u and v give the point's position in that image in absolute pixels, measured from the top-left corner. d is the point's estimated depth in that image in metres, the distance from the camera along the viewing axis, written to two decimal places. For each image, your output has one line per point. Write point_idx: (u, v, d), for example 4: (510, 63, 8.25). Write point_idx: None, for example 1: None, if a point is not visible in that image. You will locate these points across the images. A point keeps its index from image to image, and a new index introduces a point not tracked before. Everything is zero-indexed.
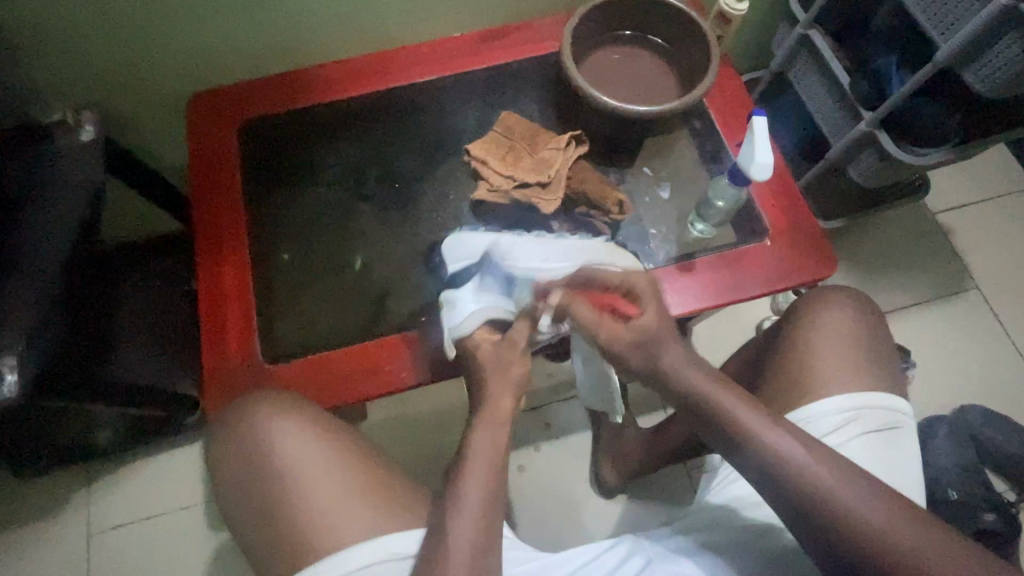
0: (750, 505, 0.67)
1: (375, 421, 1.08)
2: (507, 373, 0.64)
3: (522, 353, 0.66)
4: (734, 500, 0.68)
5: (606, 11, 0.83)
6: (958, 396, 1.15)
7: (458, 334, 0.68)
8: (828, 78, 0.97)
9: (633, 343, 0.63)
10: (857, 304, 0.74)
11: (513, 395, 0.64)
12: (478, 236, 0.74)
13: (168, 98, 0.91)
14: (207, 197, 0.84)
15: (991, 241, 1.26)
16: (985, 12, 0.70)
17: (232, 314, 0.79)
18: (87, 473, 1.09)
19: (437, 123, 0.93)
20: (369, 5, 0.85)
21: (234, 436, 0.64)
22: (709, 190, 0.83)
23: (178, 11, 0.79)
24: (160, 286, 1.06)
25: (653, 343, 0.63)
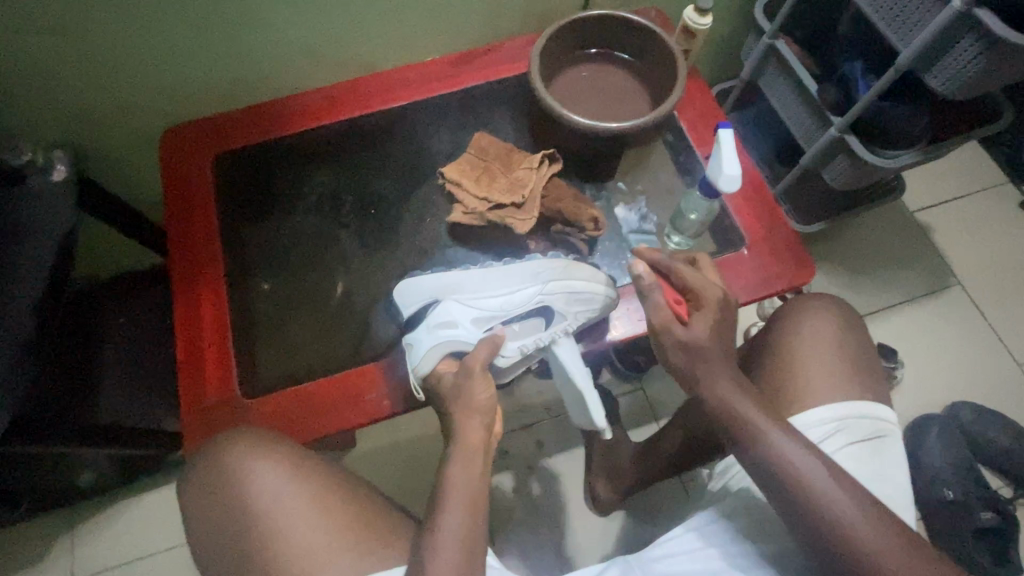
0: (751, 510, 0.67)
1: (364, 448, 1.06)
2: (474, 399, 0.62)
3: (482, 379, 0.64)
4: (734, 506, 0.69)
5: (573, 31, 0.84)
6: (949, 394, 1.15)
7: (421, 372, 0.68)
8: (797, 85, 0.98)
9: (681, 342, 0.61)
10: (835, 311, 0.73)
11: (483, 425, 0.62)
12: (424, 279, 0.75)
13: (141, 135, 0.90)
14: (183, 228, 0.84)
15: (971, 237, 1.28)
16: (939, 18, 0.71)
17: (209, 347, 0.78)
18: (71, 516, 1.07)
19: (411, 147, 0.94)
20: (336, 34, 0.85)
21: (211, 476, 0.62)
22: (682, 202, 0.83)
23: (145, 50, 0.79)
24: (140, 321, 1.04)
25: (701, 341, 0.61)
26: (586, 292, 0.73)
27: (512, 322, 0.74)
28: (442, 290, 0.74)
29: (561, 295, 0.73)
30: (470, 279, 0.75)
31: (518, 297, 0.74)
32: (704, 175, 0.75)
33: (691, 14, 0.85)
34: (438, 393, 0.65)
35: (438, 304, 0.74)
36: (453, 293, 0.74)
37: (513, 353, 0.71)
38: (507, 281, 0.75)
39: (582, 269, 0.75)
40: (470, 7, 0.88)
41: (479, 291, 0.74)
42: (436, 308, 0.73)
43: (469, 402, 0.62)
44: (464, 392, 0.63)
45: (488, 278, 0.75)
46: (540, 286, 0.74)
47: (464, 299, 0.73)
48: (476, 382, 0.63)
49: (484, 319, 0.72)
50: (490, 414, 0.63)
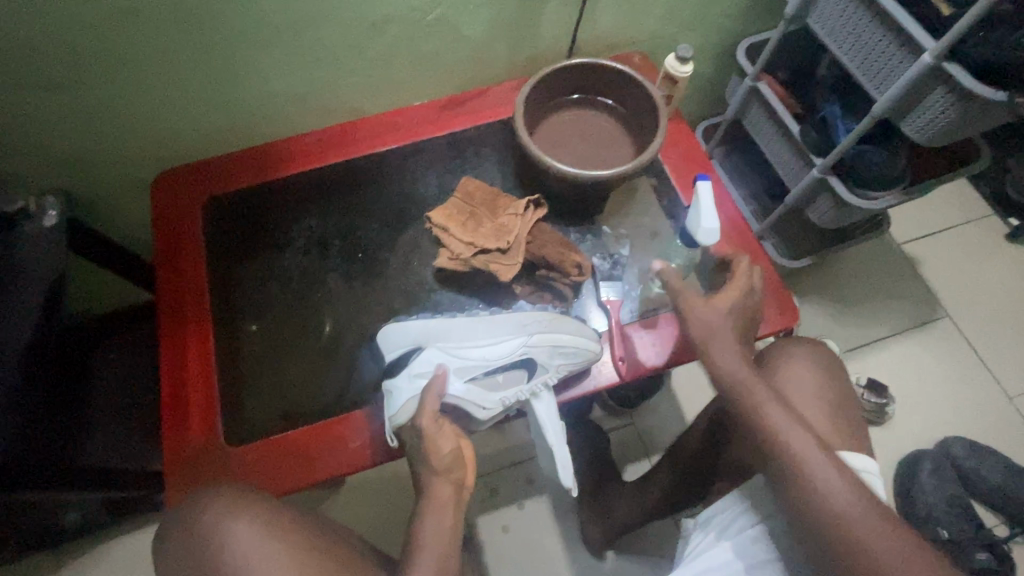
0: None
1: (352, 487, 1.05)
2: (441, 452, 0.62)
3: (447, 433, 0.64)
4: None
5: (557, 79, 0.86)
6: (940, 428, 1.15)
7: (398, 423, 0.67)
8: (779, 126, 1.00)
9: None
10: (816, 356, 0.74)
11: (451, 479, 0.62)
12: (409, 325, 0.74)
13: (132, 180, 0.92)
14: (171, 272, 0.84)
15: (958, 269, 1.29)
16: (911, 70, 0.73)
17: (193, 393, 0.77)
18: (55, 559, 1.05)
19: (399, 190, 0.95)
20: (325, 83, 0.87)
21: (179, 533, 0.60)
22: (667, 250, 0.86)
23: (137, 102, 0.80)
24: (129, 360, 1.04)
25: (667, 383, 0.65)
26: (571, 347, 0.73)
27: (495, 372, 0.73)
28: (426, 336, 0.74)
29: (546, 348, 0.72)
30: (455, 327, 0.74)
31: (503, 347, 0.73)
32: (684, 225, 0.77)
33: (672, 62, 0.87)
34: (408, 446, 0.65)
35: (421, 352, 0.73)
36: (438, 341, 0.74)
37: (492, 406, 0.71)
38: (493, 332, 0.74)
39: (569, 323, 0.74)
40: (456, 56, 0.90)
41: (463, 341, 0.73)
42: (420, 356, 0.72)
43: (435, 456, 0.62)
44: (429, 449, 0.62)
45: (474, 328, 0.74)
46: (526, 339, 0.73)
47: (448, 349, 0.73)
48: (442, 435, 0.63)
49: (467, 369, 0.72)
50: (458, 466, 0.63)
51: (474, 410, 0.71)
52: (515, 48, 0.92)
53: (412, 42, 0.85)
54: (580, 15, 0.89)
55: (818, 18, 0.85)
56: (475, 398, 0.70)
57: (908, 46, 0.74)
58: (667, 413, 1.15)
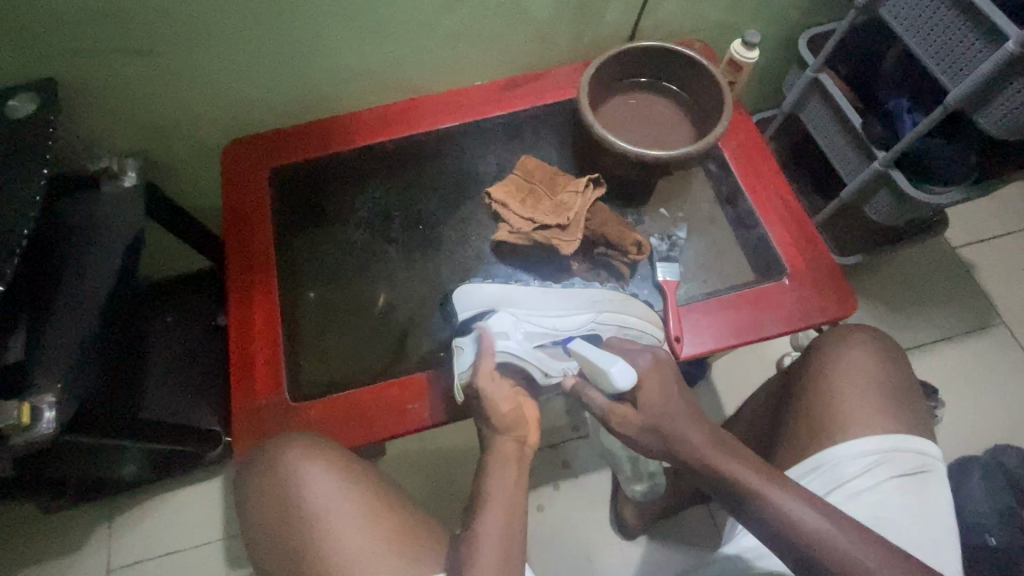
0: (760, 555, 0.67)
1: (394, 457, 1.08)
2: (500, 412, 0.64)
3: (503, 392, 0.65)
4: (746, 551, 0.69)
5: (622, 61, 0.87)
6: (991, 436, 1.12)
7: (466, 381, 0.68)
8: (840, 117, 0.98)
9: (644, 426, 0.63)
10: (877, 344, 0.73)
11: (513, 437, 0.64)
12: (485, 288, 0.76)
13: (206, 146, 0.96)
14: (242, 237, 0.89)
15: (1015, 276, 1.25)
16: (991, 60, 0.72)
17: (260, 351, 0.82)
18: (110, 507, 1.10)
19: (458, 167, 0.97)
20: (394, 59, 0.90)
21: (263, 471, 0.65)
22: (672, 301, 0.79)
23: (219, 70, 0.84)
24: (191, 322, 1.09)
25: (661, 439, 0.62)
26: (636, 328, 0.75)
27: (561, 343, 0.75)
28: (502, 303, 0.75)
29: (612, 326, 0.76)
30: (527, 295, 0.77)
31: (571, 320, 0.76)
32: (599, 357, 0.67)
33: (738, 48, 0.87)
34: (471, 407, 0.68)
35: (495, 314, 0.74)
36: (510, 306, 0.76)
37: (556, 374, 0.71)
38: (561, 304, 0.77)
39: (636, 306, 0.77)
40: (522, 36, 0.91)
41: (535, 310, 0.76)
42: (494, 317, 0.73)
43: (496, 416, 0.64)
44: (487, 408, 0.65)
45: (544, 298, 0.77)
46: (595, 316, 0.76)
47: (519, 314, 0.75)
48: (501, 393, 0.65)
49: (538, 335, 0.74)
50: (519, 426, 0.65)
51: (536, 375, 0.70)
52: (580, 31, 0.93)
53: (482, 21, 0.87)
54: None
55: (891, 8, 0.84)
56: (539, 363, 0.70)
57: (990, 36, 0.73)
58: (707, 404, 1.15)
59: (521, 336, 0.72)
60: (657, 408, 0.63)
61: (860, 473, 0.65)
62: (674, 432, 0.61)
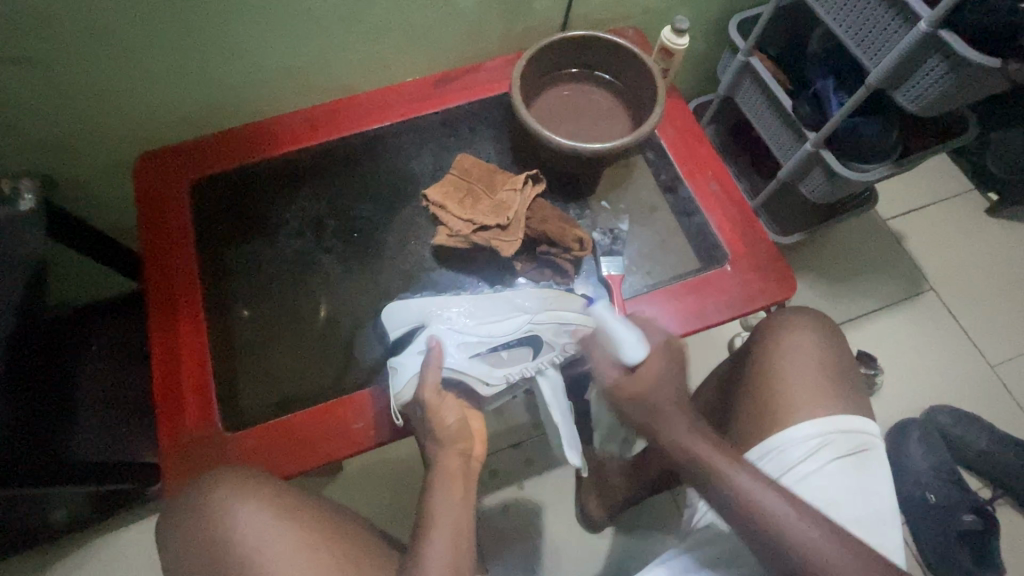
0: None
1: (351, 472, 1.05)
2: (444, 426, 0.63)
3: (452, 407, 0.65)
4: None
5: (552, 52, 0.85)
6: (927, 397, 1.18)
7: (404, 398, 0.67)
8: (771, 100, 1.00)
9: (633, 401, 0.64)
10: (815, 324, 0.74)
11: (460, 452, 0.63)
12: (412, 304, 0.75)
13: (113, 160, 0.88)
14: (162, 256, 0.82)
15: (941, 242, 1.32)
16: (907, 39, 0.73)
17: (189, 378, 0.76)
18: (41, 556, 1.02)
19: (393, 169, 0.92)
20: (313, 57, 0.84)
21: (189, 515, 0.60)
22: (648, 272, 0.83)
23: (117, 77, 0.77)
24: (116, 350, 1.01)
25: (647, 416, 0.64)
26: (575, 323, 0.72)
27: (500, 349, 0.73)
28: (430, 316, 0.74)
29: (551, 325, 0.72)
30: (457, 305, 0.75)
31: (506, 325, 0.72)
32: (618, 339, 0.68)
33: (668, 35, 0.86)
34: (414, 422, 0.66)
35: (424, 329, 0.73)
36: (440, 318, 0.74)
37: (496, 381, 0.70)
38: (494, 309, 0.74)
39: (573, 301, 0.75)
40: (450, 29, 0.88)
41: (466, 317, 0.73)
42: (423, 332, 0.72)
43: (441, 431, 0.63)
44: (431, 422, 0.63)
45: (476, 306, 0.75)
46: (529, 316, 0.73)
47: (450, 323, 0.72)
48: (447, 406, 0.65)
49: (468, 345, 0.71)
50: (464, 439, 0.64)
51: (476, 385, 0.69)
52: (510, 21, 0.90)
53: (405, 15, 0.82)
54: None
55: None
56: (476, 372, 0.69)
57: (904, 14, 0.74)
58: None
59: (456, 347, 0.70)
60: (649, 383, 0.64)
61: (805, 458, 0.66)
62: (660, 412, 0.63)
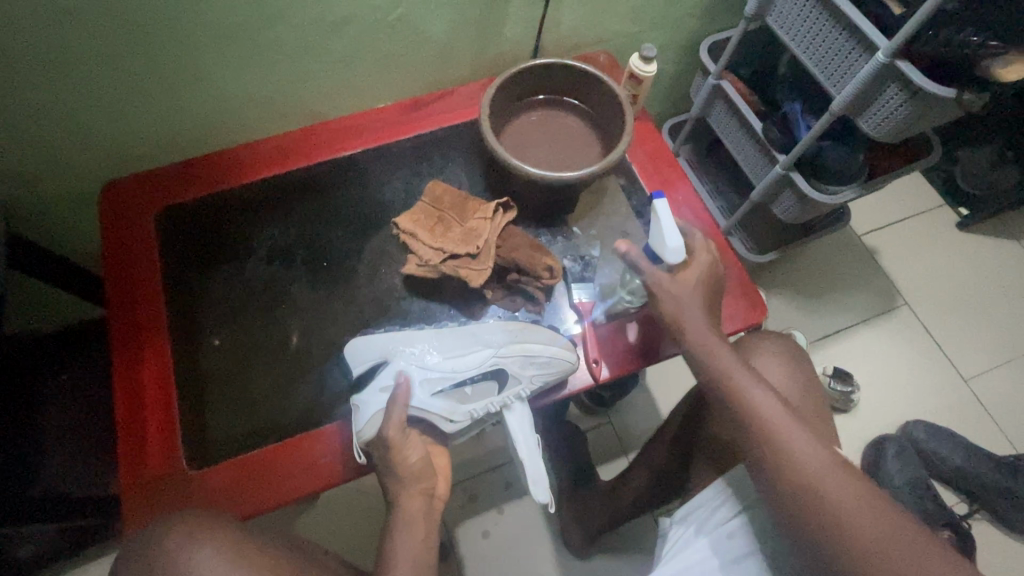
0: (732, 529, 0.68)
1: (327, 500, 1.03)
2: (407, 465, 0.63)
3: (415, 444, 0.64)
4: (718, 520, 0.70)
5: (522, 79, 0.85)
6: (903, 412, 1.19)
7: (366, 437, 0.65)
8: (742, 121, 1.01)
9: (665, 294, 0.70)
10: (784, 350, 0.75)
11: (423, 492, 0.62)
12: (374, 339, 0.74)
13: (77, 189, 0.87)
14: (125, 289, 0.81)
15: (914, 258, 1.33)
16: (867, 68, 0.75)
17: (152, 414, 0.74)
18: None
19: (365, 195, 0.92)
20: (281, 85, 0.84)
21: (141, 561, 0.58)
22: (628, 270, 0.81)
23: (79, 109, 0.76)
24: (82, 381, 0.99)
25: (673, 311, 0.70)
26: (543, 355, 0.72)
27: (465, 384, 0.72)
28: (393, 351, 0.73)
29: (518, 358, 0.72)
30: (422, 339, 0.74)
31: (471, 359, 0.72)
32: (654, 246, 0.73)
33: (636, 61, 0.87)
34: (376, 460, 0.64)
35: (387, 365, 0.72)
36: (404, 353, 0.73)
37: (460, 418, 0.70)
38: (459, 343, 0.73)
39: (541, 331, 0.74)
40: (420, 56, 0.88)
41: (431, 352, 0.73)
42: (387, 366, 0.72)
43: (403, 469, 0.62)
44: (394, 461, 0.62)
45: (441, 340, 0.74)
46: (494, 349, 0.72)
47: (415, 359, 0.72)
48: (411, 445, 0.64)
49: (432, 380, 0.70)
50: (427, 479, 0.64)
51: (439, 421, 0.69)
52: (480, 47, 0.90)
53: (374, 44, 0.82)
54: (544, 14, 0.88)
55: (777, 17, 0.87)
56: (439, 409, 0.69)
57: (863, 44, 0.76)
58: (642, 410, 1.15)
59: (420, 384, 0.69)
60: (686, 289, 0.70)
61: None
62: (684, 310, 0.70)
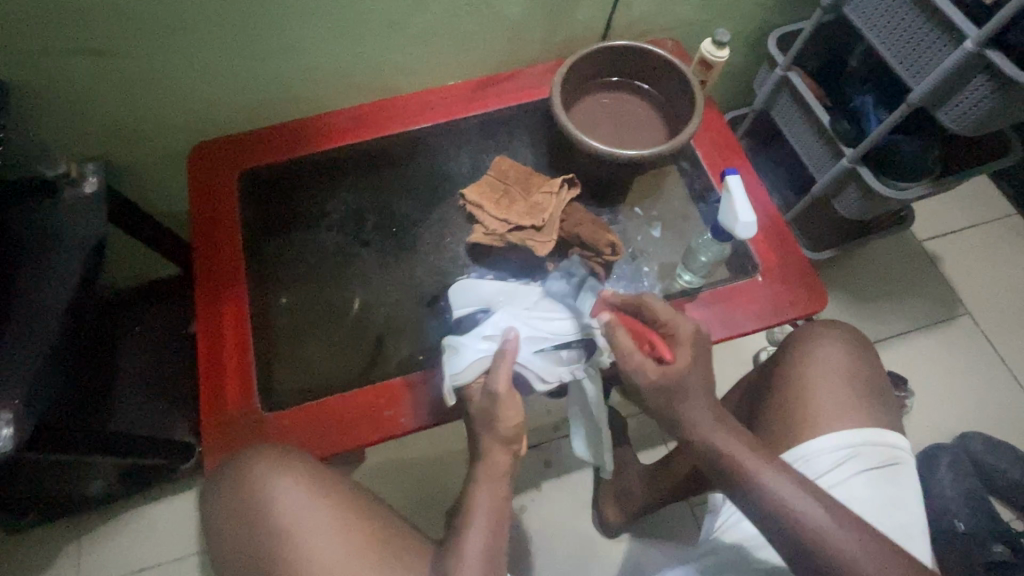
0: (759, 546, 0.68)
1: (375, 462, 1.07)
2: (504, 422, 0.64)
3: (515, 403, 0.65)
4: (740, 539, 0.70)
5: (594, 60, 0.87)
6: (959, 424, 1.15)
7: (461, 381, 0.69)
8: (808, 114, 1.00)
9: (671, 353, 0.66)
10: (846, 337, 0.75)
11: (510, 448, 0.64)
12: (482, 285, 0.81)
13: (170, 149, 0.93)
14: (211, 242, 0.86)
15: (979, 267, 1.29)
16: (953, 57, 0.73)
17: (231, 359, 0.79)
18: (80, 523, 1.07)
19: (432, 168, 0.96)
20: (364, 59, 0.88)
21: (231, 485, 0.64)
22: (694, 243, 0.84)
23: (184, 72, 0.82)
24: (158, 331, 1.06)
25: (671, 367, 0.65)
26: None
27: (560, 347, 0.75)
28: (495, 302, 0.79)
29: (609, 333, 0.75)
30: (523, 295, 0.80)
31: (568, 325, 0.75)
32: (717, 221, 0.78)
33: (708, 47, 0.88)
34: (472, 410, 0.67)
35: (489, 314, 0.78)
36: (504, 304, 0.79)
37: (552, 379, 0.73)
38: (556, 305, 0.78)
39: None
40: (495, 35, 0.91)
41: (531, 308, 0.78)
42: (489, 316, 0.77)
43: (502, 425, 0.64)
44: (495, 415, 0.64)
45: (541, 300, 0.79)
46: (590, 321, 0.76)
47: (515, 313, 0.76)
48: (512, 402, 0.65)
49: (534, 338, 0.74)
50: (517, 436, 0.65)
51: (534, 380, 0.72)
52: (552, 29, 0.93)
53: (454, 21, 0.86)
54: None
55: (856, 7, 0.85)
56: (537, 368, 0.72)
57: (950, 34, 0.74)
58: None
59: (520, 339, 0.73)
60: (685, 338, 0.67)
61: (832, 468, 0.66)
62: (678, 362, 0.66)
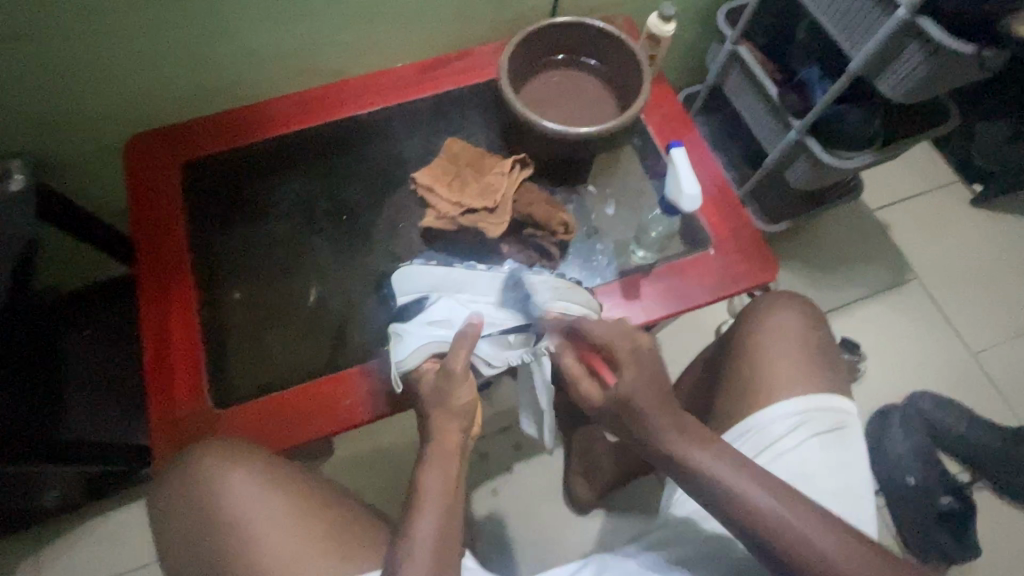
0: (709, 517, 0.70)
1: (342, 455, 1.06)
2: (454, 399, 0.64)
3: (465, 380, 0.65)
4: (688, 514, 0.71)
5: (541, 37, 0.86)
6: (910, 383, 1.20)
7: (406, 367, 0.69)
8: (758, 89, 1.01)
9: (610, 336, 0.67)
10: (798, 307, 0.76)
11: (460, 429, 0.64)
12: (426, 270, 0.76)
13: (101, 144, 0.88)
14: (151, 239, 0.82)
15: (927, 233, 1.33)
16: (886, 26, 0.75)
17: (178, 359, 0.76)
18: (36, 537, 1.03)
19: (383, 153, 0.94)
20: (304, 40, 0.85)
21: (182, 485, 0.63)
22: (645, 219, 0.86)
23: (108, 60, 0.77)
24: (106, 334, 1.01)
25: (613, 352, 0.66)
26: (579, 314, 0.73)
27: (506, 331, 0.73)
28: (439, 289, 0.75)
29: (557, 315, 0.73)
30: (466, 279, 0.76)
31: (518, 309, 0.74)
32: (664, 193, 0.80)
33: (655, 21, 0.88)
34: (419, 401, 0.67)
35: (433, 301, 0.75)
36: (451, 291, 0.75)
37: (498, 363, 0.73)
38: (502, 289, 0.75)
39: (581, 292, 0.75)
40: (439, 13, 0.88)
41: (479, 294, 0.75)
42: (431, 304, 0.74)
43: (452, 401, 0.64)
44: (444, 396, 0.64)
45: (488, 284, 0.75)
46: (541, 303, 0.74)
47: (461, 299, 0.74)
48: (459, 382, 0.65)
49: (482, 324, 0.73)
50: (470, 415, 0.65)
51: (480, 365, 0.72)
52: (499, 7, 0.91)
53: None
54: None
55: None
56: (483, 355, 0.72)
57: (883, 4, 0.76)
58: None
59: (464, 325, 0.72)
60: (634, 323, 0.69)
61: (784, 434, 0.68)
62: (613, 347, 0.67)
